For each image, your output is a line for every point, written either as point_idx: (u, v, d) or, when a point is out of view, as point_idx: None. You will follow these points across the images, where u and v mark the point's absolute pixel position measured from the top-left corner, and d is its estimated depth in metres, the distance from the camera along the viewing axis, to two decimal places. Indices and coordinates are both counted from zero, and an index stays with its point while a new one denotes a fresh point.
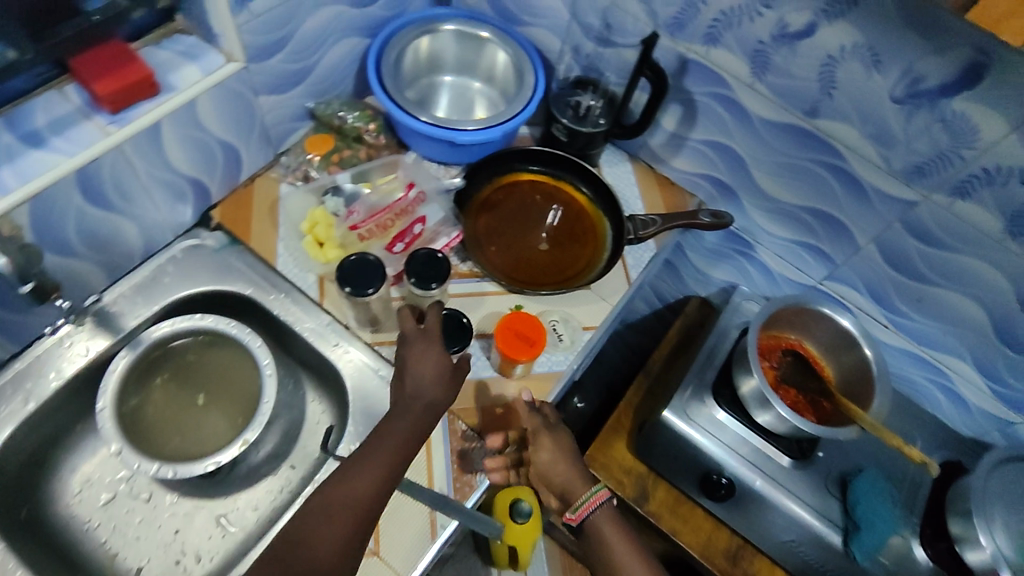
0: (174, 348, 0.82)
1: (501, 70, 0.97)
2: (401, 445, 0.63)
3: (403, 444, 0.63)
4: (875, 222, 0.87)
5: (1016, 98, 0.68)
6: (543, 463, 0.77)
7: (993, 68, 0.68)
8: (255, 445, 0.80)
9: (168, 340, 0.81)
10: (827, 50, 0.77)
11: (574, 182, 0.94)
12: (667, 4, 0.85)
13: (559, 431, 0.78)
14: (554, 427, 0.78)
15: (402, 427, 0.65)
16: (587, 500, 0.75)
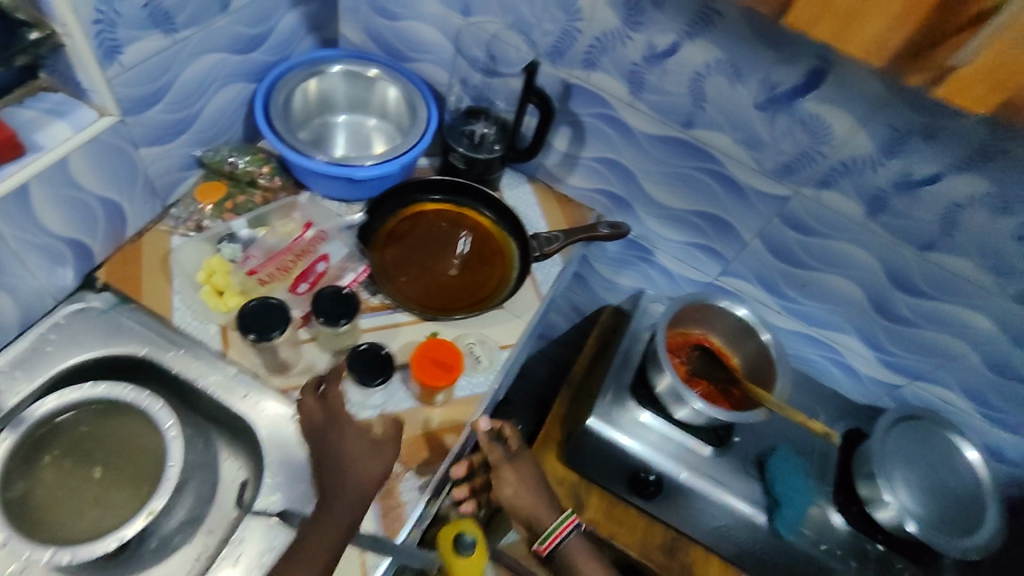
0: (63, 423, 0.76)
1: (394, 105, 0.98)
2: (335, 515, 0.64)
3: (338, 520, 0.63)
4: (757, 219, 0.94)
5: (857, 97, 0.75)
6: (509, 497, 0.78)
7: (834, 73, 0.75)
8: (166, 513, 0.75)
9: (55, 415, 0.75)
10: (693, 66, 0.83)
11: (477, 207, 0.96)
12: (545, 34, 0.90)
13: (521, 461, 0.80)
14: (516, 457, 0.80)
15: (334, 503, 0.64)
16: (554, 530, 0.77)
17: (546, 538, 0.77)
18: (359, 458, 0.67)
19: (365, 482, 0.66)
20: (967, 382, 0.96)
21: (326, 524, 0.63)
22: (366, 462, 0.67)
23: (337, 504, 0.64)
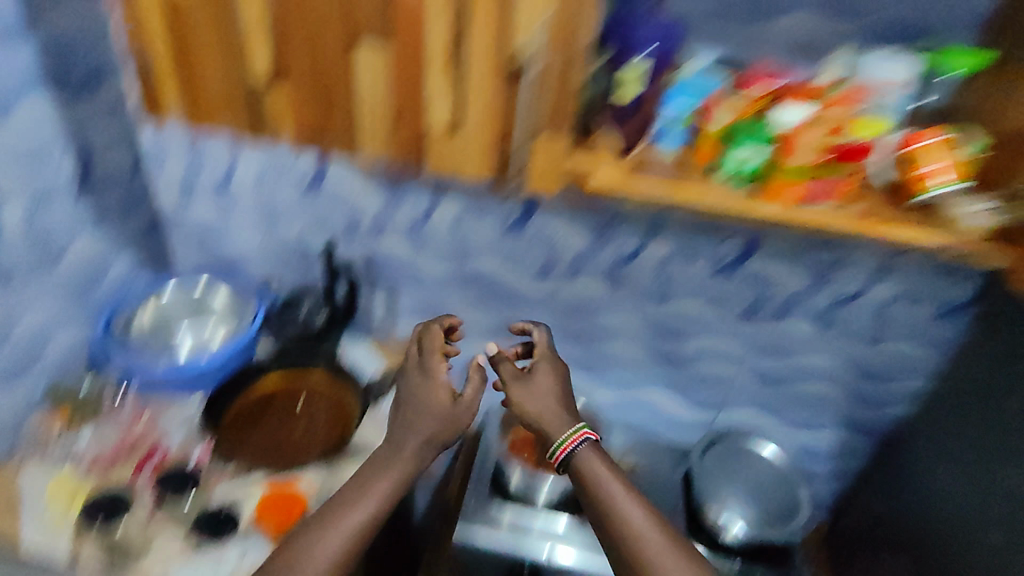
0: None
1: (225, 306, 1.12)
2: (388, 459, 0.78)
3: (391, 466, 0.77)
4: (544, 316, 1.15)
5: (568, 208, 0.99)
6: (519, 400, 0.85)
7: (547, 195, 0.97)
8: None
9: None
10: (451, 217, 1.03)
11: (307, 365, 1.05)
12: (335, 222, 1.07)
13: (529, 377, 0.88)
14: (520, 376, 0.88)
15: (404, 438, 0.79)
16: (567, 439, 0.79)
17: (558, 452, 0.79)
18: (421, 389, 0.83)
19: (430, 411, 0.81)
20: (751, 398, 1.19)
21: (393, 464, 0.77)
22: (440, 399, 0.82)
23: (415, 439, 0.79)
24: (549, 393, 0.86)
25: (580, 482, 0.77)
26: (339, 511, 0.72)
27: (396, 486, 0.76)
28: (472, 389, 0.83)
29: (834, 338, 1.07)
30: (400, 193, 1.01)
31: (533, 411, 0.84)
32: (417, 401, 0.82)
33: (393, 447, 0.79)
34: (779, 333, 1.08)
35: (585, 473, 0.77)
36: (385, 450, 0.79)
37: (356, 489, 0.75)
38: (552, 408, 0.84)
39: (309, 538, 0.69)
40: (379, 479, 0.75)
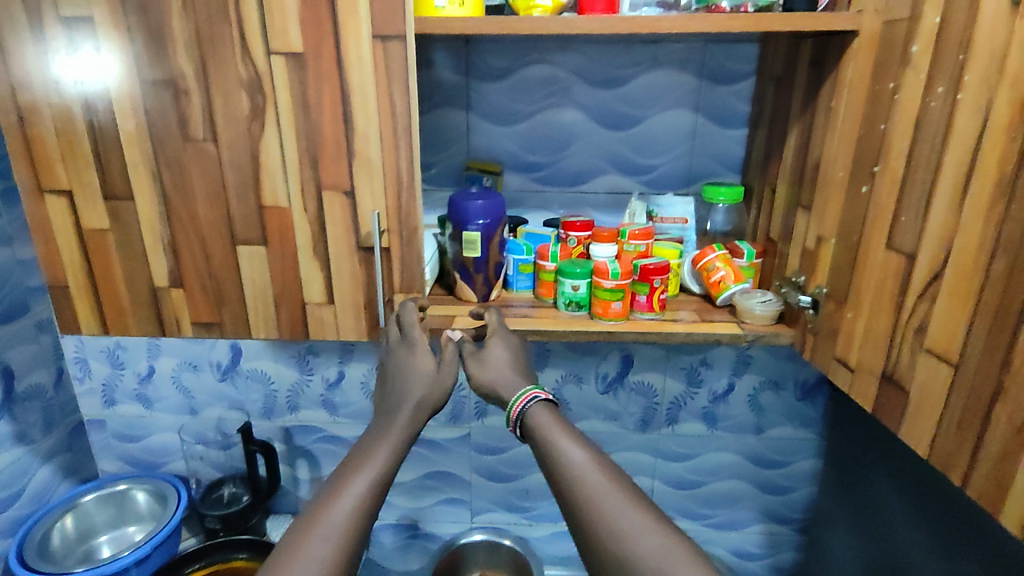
0: None
1: (146, 505, 1.12)
2: (384, 425, 0.68)
3: (384, 435, 0.66)
4: (464, 459, 1.19)
5: None
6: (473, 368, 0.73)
7: None
8: None
9: None
10: (360, 379, 1.12)
11: (234, 553, 1.04)
12: (253, 401, 1.14)
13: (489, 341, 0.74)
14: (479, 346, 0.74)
15: (397, 410, 0.68)
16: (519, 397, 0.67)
17: (513, 410, 0.67)
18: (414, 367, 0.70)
19: (419, 383, 0.70)
20: (671, 506, 1.23)
21: (389, 429, 0.66)
22: (423, 370, 0.70)
23: (408, 412, 0.68)
24: (505, 364, 0.72)
25: (536, 441, 0.63)
26: (337, 481, 0.60)
27: (399, 450, 0.65)
28: (452, 353, 0.72)
29: (727, 434, 1.17)
30: (311, 365, 1.11)
31: (488, 381, 0.72)
32: (409, 381, 0.70)
33: (392, 416, 0.68)
34: (678, 437, 1.17)
35: (537, 429, 0.64)
36: (382, 424, 0.67)
37: (354, 462, 0.63)
38: (510, 385, 0.70)
39: (315, 506, 0.58)
40: (382, 441, 0.65)
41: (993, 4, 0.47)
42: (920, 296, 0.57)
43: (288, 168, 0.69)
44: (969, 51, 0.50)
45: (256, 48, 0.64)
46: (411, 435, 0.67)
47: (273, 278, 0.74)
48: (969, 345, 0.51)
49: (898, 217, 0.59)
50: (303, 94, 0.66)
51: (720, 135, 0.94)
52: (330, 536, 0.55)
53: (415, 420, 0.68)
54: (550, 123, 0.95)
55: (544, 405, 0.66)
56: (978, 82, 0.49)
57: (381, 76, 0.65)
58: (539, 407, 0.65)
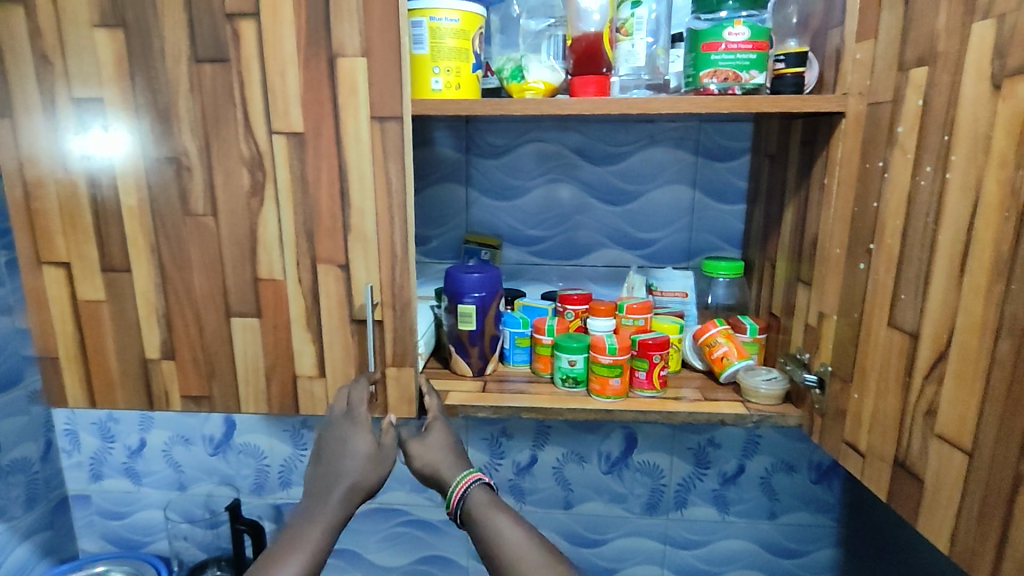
0: None
1: None
2: (316, 505, 0.70)
3: (320, 512, 0.69)
4: (461, 542, 1.13)
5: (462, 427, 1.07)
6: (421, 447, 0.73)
7: None
8: None
9: None
10: None
11: None
12: (244, 477, 1.11)
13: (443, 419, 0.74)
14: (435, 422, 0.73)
15: (329, 489, 0.70)
16: (458, 483, 0.71)
17: (455, 497, 0.70)
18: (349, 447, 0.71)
19: (356, 460, 0.70)
20: None
21: (325, 507, 0.69)
22: (361, 450, 0.71)
23: (340, 491, 0.70)
24: (446, 447, 0.73)
25: (474, 525, 0.69)
26: (282, 550, 0.66)
27: (332, 530, 0.69)
28: (392, 436, 0.73)
29: (740, 519, 1.10)
30: (303, 440, 1.08)
31: (430, 466, 0.72)
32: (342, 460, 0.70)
33: (326, 493, 0.70)
34: (687, 522, 1.11)
35: (477, 514, 0.69)
36: (316, 502, 0.70)
37: (298, 532, 0.68)
38: (450, 469, 0.72)
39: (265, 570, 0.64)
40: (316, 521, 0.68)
41: (973, 89, 0.48)
42: (926, 378, 0.54)
43: (284, 242, 0.69)
44: (953, 133, 0.50)
45: (257, 128, 0.67)
46: (345, 511, 0.70)
47: (265, 350, 0.73)
48: (982, 433, 0.48)
49: (898, 296, 0.58)
50: (301, 171, 0.68)
51: (719, 210, 0.95)
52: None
53: (347, 500, 0.70)
54: (549, 198, 0.97)
55: (482, 487, 0.71)
56: (964, 164, 0.49)
57: (379, 155, 0.67)
58: (481, 492, 0.70)
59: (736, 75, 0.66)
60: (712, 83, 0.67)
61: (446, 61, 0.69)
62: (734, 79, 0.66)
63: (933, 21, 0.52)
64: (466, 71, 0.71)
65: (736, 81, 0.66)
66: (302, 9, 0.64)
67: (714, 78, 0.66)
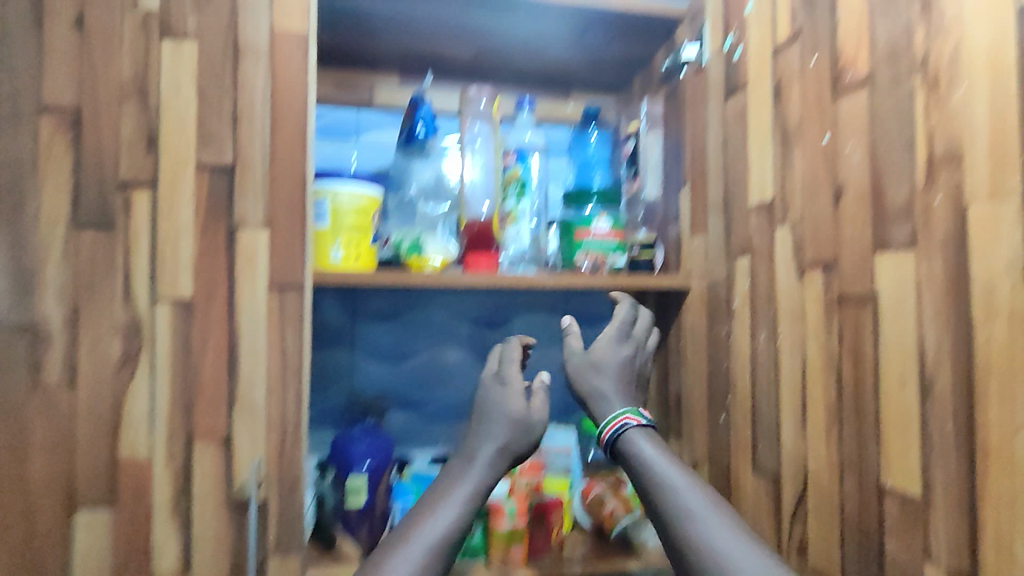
0: None
1: None
2: (459, 473, 0.63)
3: (462, 479, 0.62)
4: None
5: None
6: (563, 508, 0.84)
7: None
8: None
9: None
10: None
11: None
12: None
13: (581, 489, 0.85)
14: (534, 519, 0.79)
15: (475, 450, 0.63)
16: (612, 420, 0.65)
17: (604, 435, 0.64)
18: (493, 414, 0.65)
19: (505, 423, 0.65)
20: None
21: (464, 481, 0.62)
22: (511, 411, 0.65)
23: (487, 459, 0.63)
24: (613, 367, 0.68)
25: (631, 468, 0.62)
26: (409, 529, 0.58)
27: (479, 494, 0.61)
28: (541, 402, 0.67)
29: None
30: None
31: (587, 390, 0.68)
32: (485, 428, 0.65)
33: (474, 458, 0.63)
34: None
35: (634, 455, 0.61)
36: (465, 464, 0.63)
37: (426, 514, 0.59)
38: (603, 400, 0.67)
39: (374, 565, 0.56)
40: (453, 496, 0.60)
41: (785, 275, 0.62)
42: (793, 518, 0.62)
43: (157, 419, 0.63)
44: (777, 308, 0.63)
45: (139, 297, 0.63)
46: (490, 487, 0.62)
47: (115, 548, 0.62)
48: (846, 563, 0.55)
49: (758, 445, 0.67)
50: (186, 341, 0.64)
51: None
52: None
53: (497, 471, 0.63)
54: (435, 362, 1.00)
55: (638, 432, 0.63)
56: (790, 332, 0.61)
57: (274, 324, 0.66)
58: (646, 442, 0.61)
59: (602, 258, 0.78)
60: (585, 265, 0.78)
61: (347, 236, 0.74)
62: (599, 262, 0.78)
63: (747, 223, 0.68)
64: (365, 243, 0.75)
65: (603, 264, 0.78)
66: (204, 186, 0.66)
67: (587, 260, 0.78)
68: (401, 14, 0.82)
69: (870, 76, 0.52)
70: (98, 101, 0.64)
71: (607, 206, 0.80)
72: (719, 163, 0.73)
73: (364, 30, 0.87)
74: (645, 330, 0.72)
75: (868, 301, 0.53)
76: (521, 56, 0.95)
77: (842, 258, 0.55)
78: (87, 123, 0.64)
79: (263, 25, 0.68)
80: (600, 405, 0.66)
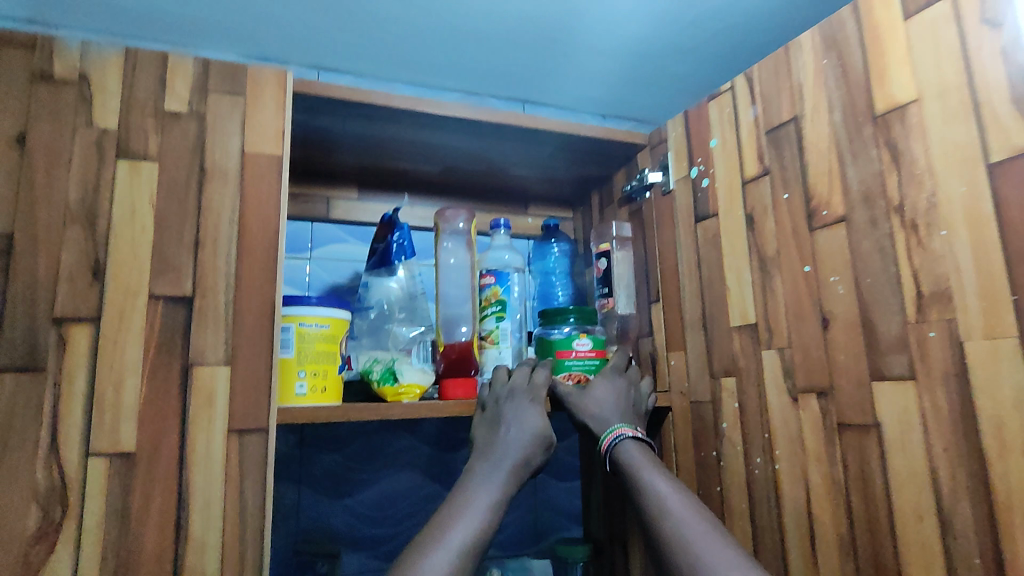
0: None
1: None
2: (484, 473, 0.63)
3: (482, 486, 0.62)
4: None
5: None
6: None
7: None
8: None
9: None
10: None
11: None
12: None
13: None
14: None
15: (499, 454, 0.65)
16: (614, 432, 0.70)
17: (603, 444, 0.70)
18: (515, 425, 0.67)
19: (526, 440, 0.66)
20: None
21: (483, 483, 0.62)
22: (534, 424, 0.67)
23: (511, 466, 0.64)
24: (611, 399, 0.73)
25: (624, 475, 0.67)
26: (438, 534, 0.57)
27: (500, 497, 0.62)
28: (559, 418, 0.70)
29: None
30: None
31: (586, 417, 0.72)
32: (506, 436, 0.66)
33: (498, 461, 0.65)
34: None
35: (625, 463, 0.67)
36: (489, 466, 0.64)
37: (444, 519, 0.59)
38: (602, 422, 0.71)
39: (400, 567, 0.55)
40: (473, 497, 0.61)
41: (776, 398, 0.62)
42: None
43: None
44: (771, 432, 0.63)
45: (68, 452, 0.54)
46: (509, 493, 0.63)
47: None
48: None
49: None
50: (123, 503, 0.54)
51: (559, 487, 1.00)
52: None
53: (518, 480, 0.64)
54: (393, 494, 0.91)
55: (634, 444, 0.69)
56: (788, 457, 0.61)
57: (233, 473, 0.58)
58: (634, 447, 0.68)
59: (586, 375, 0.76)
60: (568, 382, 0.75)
61: (313, 365, 0.67)
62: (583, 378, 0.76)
63: (729, 344, 0.69)
64: (334, 372, 0.69)
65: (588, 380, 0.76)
66: (156, 318, 0.59)
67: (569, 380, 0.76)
68: (368, 132, 0.81)
69: (845, 217, 0.55)
70: (35, 228, 0.57)
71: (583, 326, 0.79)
72: (693, 285, 0.75)
73: (326, 145, 0.84)
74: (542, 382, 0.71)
75: (871, 429, 0.53)
76: (483, 173, 0.96)
77: (837, 385, 0.56)
78: (20, 251, 0.56)
79: (232, 147, 0.65)
80: (599, 425, 0.71)
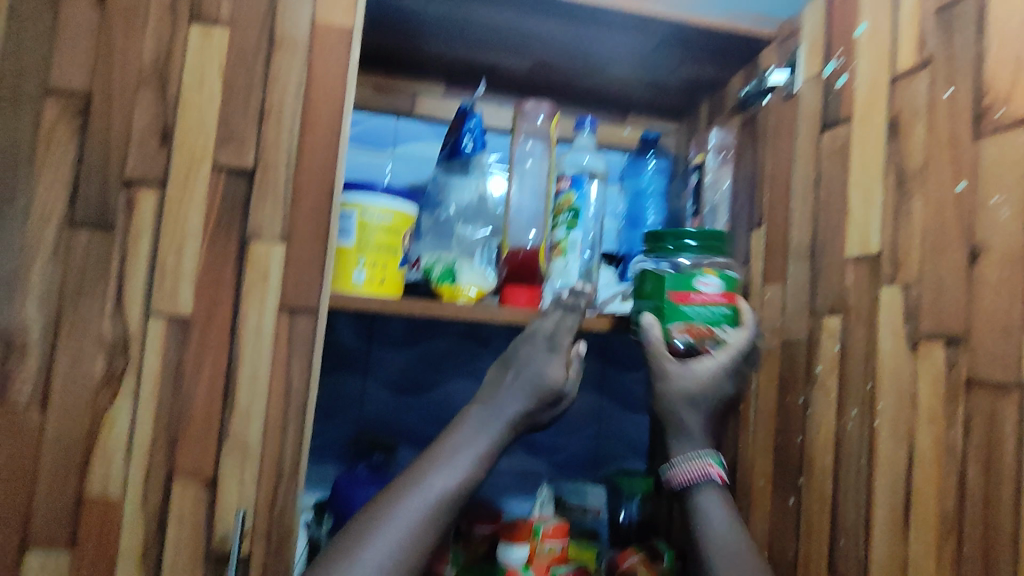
0: None
1: None
2: (478, 416, 0.61)
3: (475, 431, 0.59)
4: None
5: None
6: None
7: None
8: None
9: None
10: None
11: None
12: None
13: None
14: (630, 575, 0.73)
15: (497, 398, 0.61)
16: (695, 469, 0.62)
17: (679, 474, 0.63)
18: (522, 373, 0.62)
19: (530, 391, 0.62)
20: None
21: (472, 432, 0.59)
22: (545, 377, 0.62)
23: (507, 420, 0.60)
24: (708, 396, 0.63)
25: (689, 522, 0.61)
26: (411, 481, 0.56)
27: (492, 451, 0.59)
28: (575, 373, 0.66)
29: None
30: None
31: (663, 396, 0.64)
32: (509, 386, 0.62)
33: (494, 410, 0.61)
34: None
35: (699, 514, 0.61)
36: (483, 413, 0.61)
37: (428, 462, 0.57)
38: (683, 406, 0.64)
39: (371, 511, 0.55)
40: (461, 445, 0.58)
41: (889, 343, 0.52)
42: None
43: (135, 452, 0.55)
44: (876, 382, 0.53)
45: (131, 308, 0.56)
46: (499, 446, 0.60)
47: None
48: None
49: (836, 541, 0.56)
50: (178, 365, 0.56)
51: (627, 418, 0.94)
52: (398, 542, 0.53)
53: (512, 433, 0.61)
54: (451, 398, 0.90)
55: (714, 487, 0.62)
56: (892, 413, 0.51)
57: (281, 351, 0.58)
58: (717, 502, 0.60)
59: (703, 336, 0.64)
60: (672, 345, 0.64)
61: (373, 257, 0.65)
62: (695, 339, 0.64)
63: (841, 277, 0.58)
64: (392, 268, 0.66)
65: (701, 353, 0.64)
66: (218, 190, 0.58)
67: (684, 334, 0.63)
68: (452, 15, 0.75)
69: None
70: (111, 85, 0.57)
71: (705, 260, 0.65)
72: (806, 207, 0.63)
73: (408, 30, 0.79)
74: (569, 328, 0.64)
75: (1009, 391, 0.42)
76: (578, 74, 0.87)
77: (974, 332, 0.45)
78: (97, 110, 0.57)
79: (304, 16, 0.61)
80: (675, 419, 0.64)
